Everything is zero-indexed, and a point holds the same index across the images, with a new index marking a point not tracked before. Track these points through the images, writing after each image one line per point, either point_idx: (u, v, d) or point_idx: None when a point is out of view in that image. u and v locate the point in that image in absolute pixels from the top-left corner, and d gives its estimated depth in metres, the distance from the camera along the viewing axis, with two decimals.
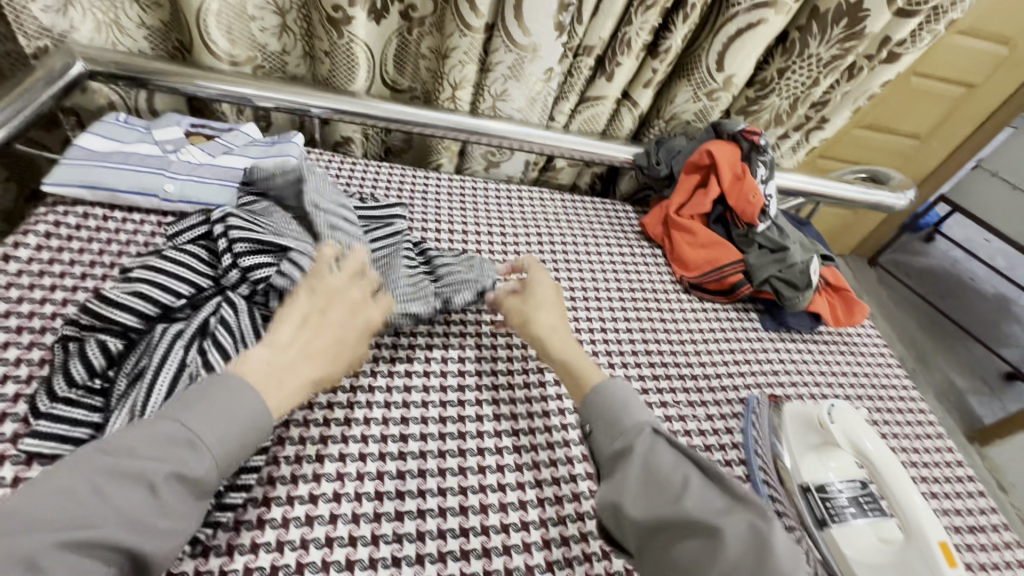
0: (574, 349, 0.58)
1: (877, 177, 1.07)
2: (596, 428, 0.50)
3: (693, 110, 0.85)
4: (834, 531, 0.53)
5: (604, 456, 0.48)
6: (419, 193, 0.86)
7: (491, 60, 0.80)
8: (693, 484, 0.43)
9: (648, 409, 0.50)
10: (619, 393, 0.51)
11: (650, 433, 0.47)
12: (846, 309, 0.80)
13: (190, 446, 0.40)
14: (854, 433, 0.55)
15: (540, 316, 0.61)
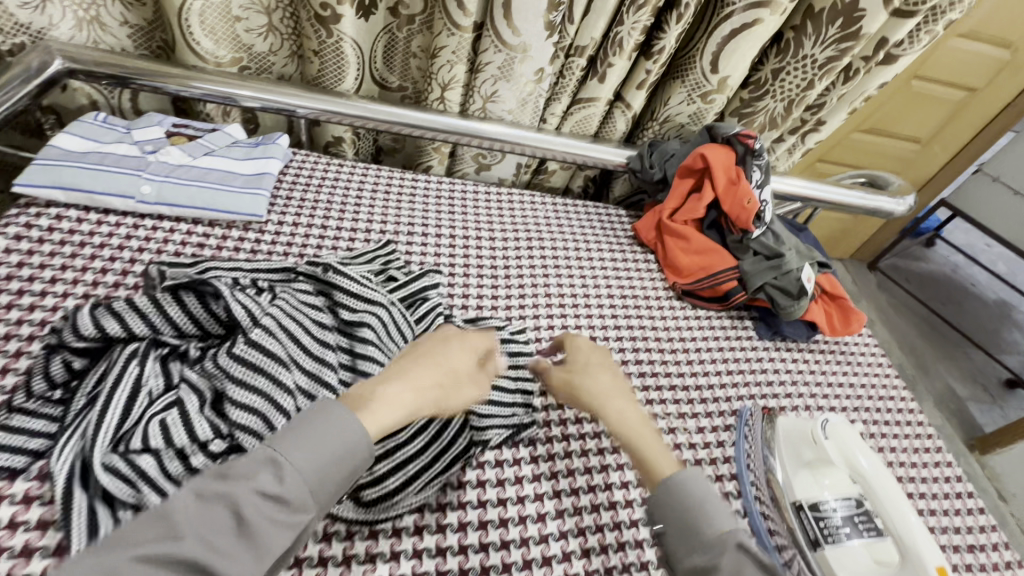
0: (636, 419, 0.53)
1: (876, 182, 1.05)
2: (669, 531, 0.45)
3: (687, 113, 0.83)
4: (827, 551, 0.51)
5: (682, 567, 0.43)
6: (406, 195, 0.84)
7: (480, 60, 0.78)
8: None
9: (732, 513, 0.44)
10: (692, 485, 0.46)
11: (734, 548, 0.41)
12: (843, 319, 0.77)
13: (289, 484, 0.37)
14: (850, 452, 0.52)
15: (608, 392, 0.56)
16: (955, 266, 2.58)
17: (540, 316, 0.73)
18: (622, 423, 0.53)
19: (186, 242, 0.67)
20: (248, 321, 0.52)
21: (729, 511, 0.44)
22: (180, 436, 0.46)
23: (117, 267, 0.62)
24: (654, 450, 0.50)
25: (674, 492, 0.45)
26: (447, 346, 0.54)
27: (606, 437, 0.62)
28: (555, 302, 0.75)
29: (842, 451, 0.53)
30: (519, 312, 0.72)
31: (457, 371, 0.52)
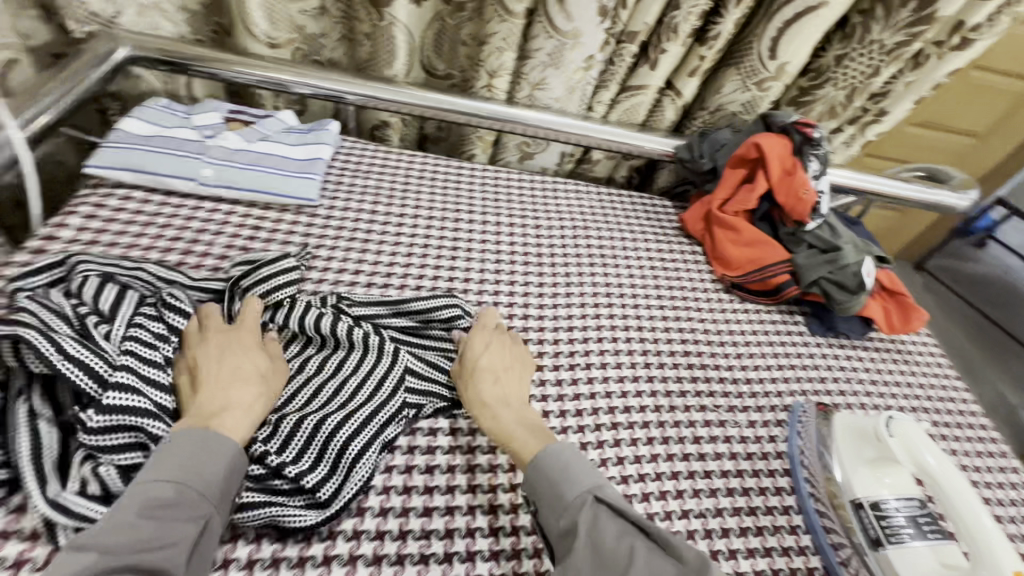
0: (507, 419, 0.53)
1: (935, 175, 1.01)
2: (541, 505, 0.46)
3: (741, 101, 0.81)
4: (889, 552, 0.49)
5: (553, 534, 0.44)
6: (452, 183, 0.84)
7: (531, 46, 0.77)
8: (639, 554, 0.39)
9: (592, 471, 0.47)
10: (563, 454, 0.48)
11: (592, 502, 0.44)
12: (903, 314, 0.74)
13: (175, 509, 0.40)
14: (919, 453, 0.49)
15: (493, 370, 0.57)
16: (1009, 268, 2.46)
17: (585, 304, 0.72)
18: (489, 403, 0.55)
19: (243, 224, 0.69)
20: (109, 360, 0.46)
21: (593, 471, 0.47)
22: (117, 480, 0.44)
23: (181, 246, 0.64)
24: (524, 426, 0.53)
25: (535, 466, 0.48)
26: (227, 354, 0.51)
27: (656, 428, 0.61)
28: (600, 292, 0.75)
29: (907, 448, 0.51)
30: (566, 300, 0.72)
31: (260, 370, 0.52)
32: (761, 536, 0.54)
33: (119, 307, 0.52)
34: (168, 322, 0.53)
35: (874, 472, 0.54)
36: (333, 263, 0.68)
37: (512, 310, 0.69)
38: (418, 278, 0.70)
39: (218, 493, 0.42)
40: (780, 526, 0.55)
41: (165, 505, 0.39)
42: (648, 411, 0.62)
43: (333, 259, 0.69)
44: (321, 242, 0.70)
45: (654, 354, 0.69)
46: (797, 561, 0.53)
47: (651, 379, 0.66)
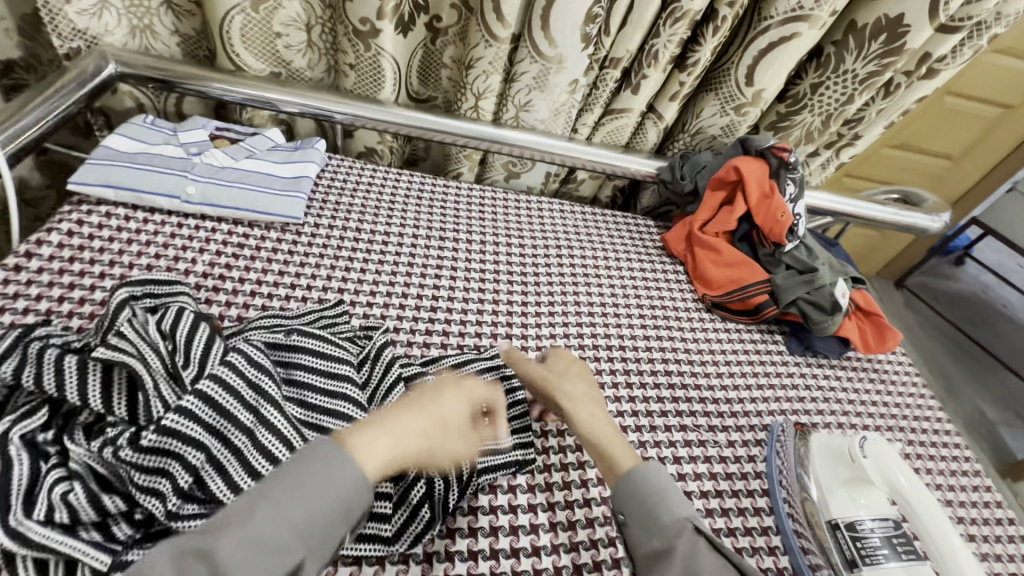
0: (607, 431, 0.54)
1: (910, 198, 1.04)
2: (630, 520, 0.47)
3: (720, 125, 0.84)
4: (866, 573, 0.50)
5: (640, 552, 0.46)
6: (438, 201, 0.85)
7: (516, 70, 0.79)
8: None
9: (687, 499, 0.48)
10: (654, 478, 0.48)
11: (692, 531, 0.45)
12: (877, 335, 0.76)
13: (278, 555, 0.35)
14: (889, 470, 0.51)
15: (571, 387, 0.58)
16: (986, 286, 2.52)
17: (569, 323, 0.73)
18: (579, 403, 0.56)
19: (227, 242, 0.69)
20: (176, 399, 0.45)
21: (687, 501, 0.48)
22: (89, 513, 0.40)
23: (163, 263, 0.64)
24: (614, 442, 0.52)
25: (633, 480, 0.48)
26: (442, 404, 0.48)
27: (636, 448, 0.61)
28: (584, 312, 0.75)
29: (880, 467, 0.52)
30: (549, 318, 0.73)
31: (468, 453, 0.49)
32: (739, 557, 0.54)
33: (194, 338, 0.50)
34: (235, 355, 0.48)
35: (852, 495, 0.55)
36: (318, 280, 0.68)
37: (494, 329, 0.70)
38: (402, 296, 0.70)
39: (323, 539, 0.38)
40: (758, 546, 0.56)
41: (273, 548, 0.35)
42: (631, 430, 0.62)
43: (318, 276, 0.69)
44: (305, 260, 0.70)
45: (637, 373, 0.69)
46: None
47: (632, 398, 0.66)
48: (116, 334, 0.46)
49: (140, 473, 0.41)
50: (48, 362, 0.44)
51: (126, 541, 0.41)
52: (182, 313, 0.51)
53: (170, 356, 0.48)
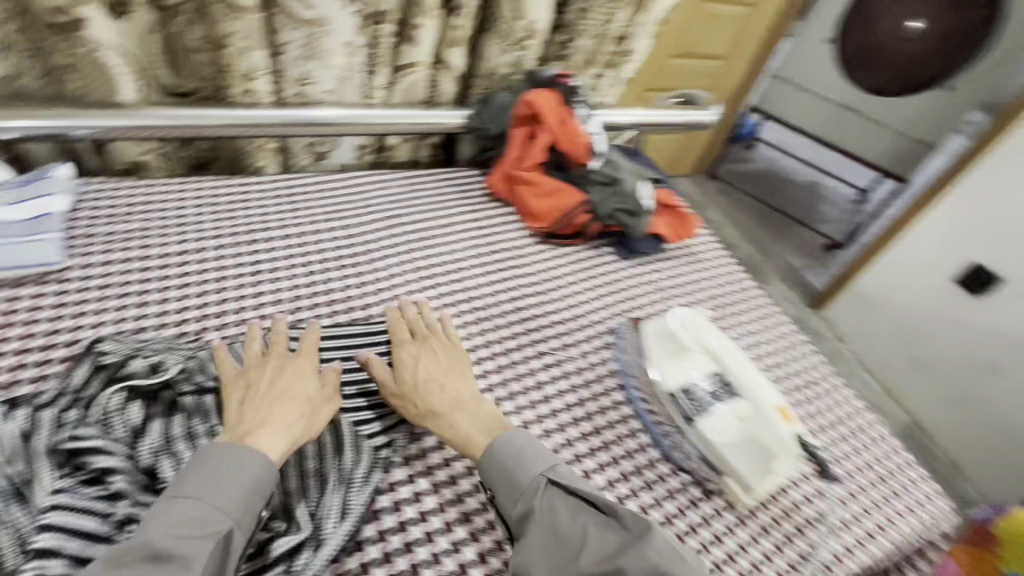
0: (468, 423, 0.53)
1: (688, 100, 1.18)
2: (497, 492, 0.49)
3: (508, 62, 0.85)
4: (700, 422, 0.58)
5: (511, 519, 0.48)
6: (236, 203, 0.76)
7: (278, 42, 0.72)
8: (591, 536, 0.45)
9: (546, 455, 0.51)
10: (515, 444, 0.51)
11: (546, 487, 0.48)
12: (682, 223, 0.86)
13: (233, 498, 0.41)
14: (703, 336, 0.62)
15: (432, 373, 0.57)
16: (771, 161, 3.01)
17: (411, 291, 0.71)
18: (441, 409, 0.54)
19: None
20: None
21: (545, 453, 0.51)
22: None
23: None
24: (479, 427, 0.53)
25: (501, 451, 0.50)
26: (283, 373, 0.52)
27: (501, 387, 0.63)
28: (424, 275, 0.74)
29: (697, 337, 0.63)
30: (391, 291, 0.70)
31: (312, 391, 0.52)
32: (609, 449, 0.60)
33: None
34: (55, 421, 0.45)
35: (675, 362, 0.63)
36: (103, 324, 0.58)
37: (333, 316, 0.66)
38: (217, 315, 0.62)
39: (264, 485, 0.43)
40: (623, 434, 0.61)
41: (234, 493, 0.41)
42: (492, 372, 0.64)
43: (102, 322, 0.58)
44: (81, 309, 0.58)
45: (490, 318, 0.71)
46: (642, 458, 0.60)
47: (489, 342, 0.68)
48: None
49: None
50: None
51: None
52: None
53: None
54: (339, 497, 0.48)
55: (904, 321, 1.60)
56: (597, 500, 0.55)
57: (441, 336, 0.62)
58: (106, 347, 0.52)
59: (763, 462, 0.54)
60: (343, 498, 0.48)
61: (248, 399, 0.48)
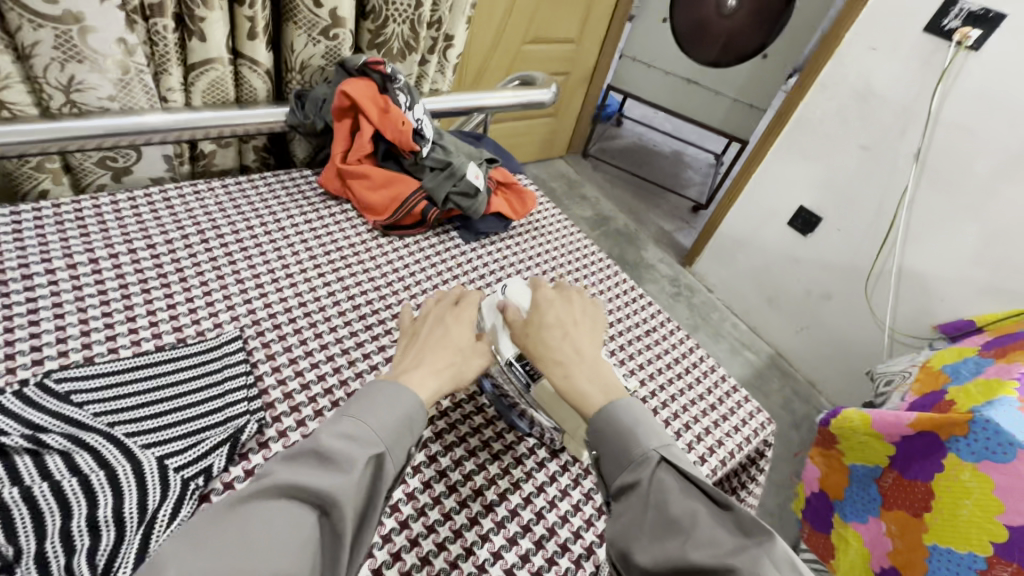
0: (594, 373, 0.54)
1: (526, 81, 1.21)
2: (603, 453, 0.49)
3: (320, 54, 0.82)
4: (536, 390, 0.58)
5: (614, 487, 0.47)
6: (6, 236, 0.65)
7: (25, 44, 0.62)
8: (704, 520, 0.42)
9: (659, 429, 0.49)
10: (630, 412, 0.50)
11: (660, 462, 0.46)
12: (521, 200, 0.89)
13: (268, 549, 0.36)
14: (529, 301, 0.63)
15: (562, 319, 0.59)
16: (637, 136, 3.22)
17: (234, 306, 0.67)
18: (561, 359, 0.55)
19: None
20: None
21: (658, 430, 0.49)
22: None
23: None
24: (592, 382, 0.53)
25: (617, 408, 0.50)
26: (435, 338, 0.56)
27: (338, 388, 0.62)
28: (251, 286, 0.69)
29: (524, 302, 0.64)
30: (210, 309, 0.65)
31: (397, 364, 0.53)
32: (454, 429, 0.62)
33: None
34: None
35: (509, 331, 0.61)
36: None
37: (137, 346, 0.59)
38: None
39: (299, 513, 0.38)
40: (468, 413, 0.64)
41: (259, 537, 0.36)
42: (330, 375, 0.63)
43: None
44: None
45: (325, 320, 0.68)
46: (488, 432, 0.63)
47: (325, 345, 0.66)
48: None
49: None
50: None
51: None
52: None
53: None
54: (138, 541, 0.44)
55: (757, 268, 1.79)
56: (442, 482, 0.56)
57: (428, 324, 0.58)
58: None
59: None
60: (143, 543, 0.44)
61: (413, 353, 0.54)
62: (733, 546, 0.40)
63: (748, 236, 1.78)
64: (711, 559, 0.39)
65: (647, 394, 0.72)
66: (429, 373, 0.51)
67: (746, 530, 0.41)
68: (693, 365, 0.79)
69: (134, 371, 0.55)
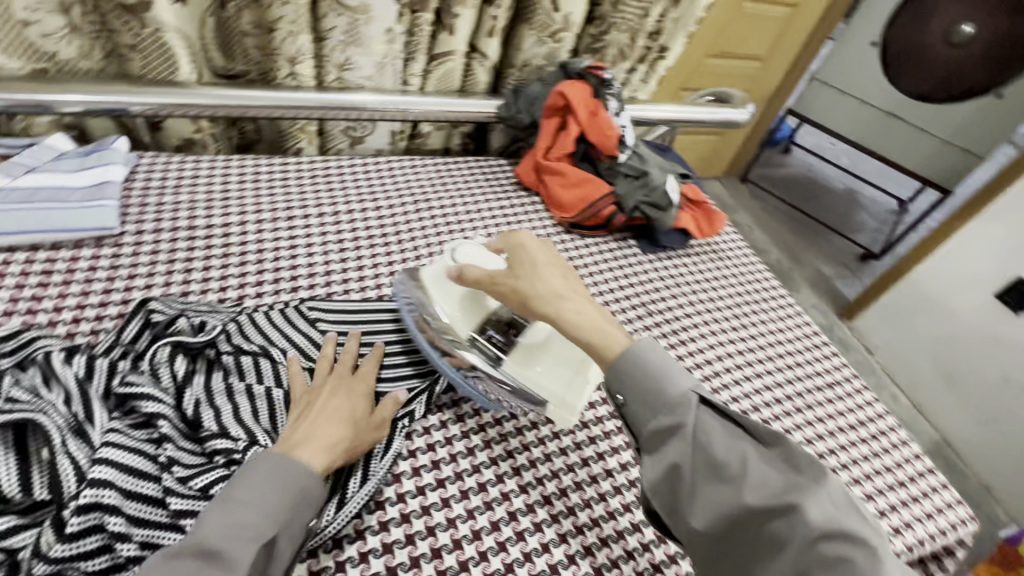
0: (588, 321, 0.49)
1: (721, 98, 1.17)
2: (629, 401, 0.46)
3: (542, 54, 0.87)
4: (507, 360, 0.57)
5: (644, 433, 0.45)
6: (277, 181, 0.80)
7: (324, 27, 0.75)
8: (752, 464, 0.41)
9: (687, 371, 0.46)
10: (653, 356, 0.46)
11: (698, 405, 0.44)
12: (708, 220, 0.87)
13: None
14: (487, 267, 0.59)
15: (550, 263, 0.55)
16: (807, 167, 2.93)
17: None
18: (552, 296, 0.51)
19: (27, 271, 0.60)
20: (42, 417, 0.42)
21: (684, 369, 0.46)
22: None
23: None
24: (585, 319, 0.50)
25: (633, 355, 0.46)
26: (335, 394, 0.51)
27: None
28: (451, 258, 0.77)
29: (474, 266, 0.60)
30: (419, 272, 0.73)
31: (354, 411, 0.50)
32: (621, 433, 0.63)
33: (48, 374, 0.46)
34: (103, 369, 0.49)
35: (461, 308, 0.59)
36: (153, 288, 0.62)
37: (364, 292, 0.69)
38: (257, 284, 0.66)
39: None
40: None
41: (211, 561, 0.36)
42: None
43: (153, 285, 0.62)
44: (133, 272, 0.63)
45: None
46: None
47: None
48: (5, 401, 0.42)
49: (43, 564, 0.37)
50: None
51: None
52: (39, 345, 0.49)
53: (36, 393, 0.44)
54: (360, 462, 0.51)
55: (939, 333, 1.53)
56: (608, 481, 0.58)
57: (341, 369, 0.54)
58: (158, 307, 0.55)
59: (575, 377, 0.56)
60: (365, 464, 0.51)
61: (304, 412, 0.48)
62: (793, 482, 0.39)
63: (946, 297, 1.50)
64: (771, 502, 0.39)
65: (820, 451, 0.67)
66: (338, 436, 0.47)
67: (817, 477, 0.39)
68: (878, 433, 0.71)
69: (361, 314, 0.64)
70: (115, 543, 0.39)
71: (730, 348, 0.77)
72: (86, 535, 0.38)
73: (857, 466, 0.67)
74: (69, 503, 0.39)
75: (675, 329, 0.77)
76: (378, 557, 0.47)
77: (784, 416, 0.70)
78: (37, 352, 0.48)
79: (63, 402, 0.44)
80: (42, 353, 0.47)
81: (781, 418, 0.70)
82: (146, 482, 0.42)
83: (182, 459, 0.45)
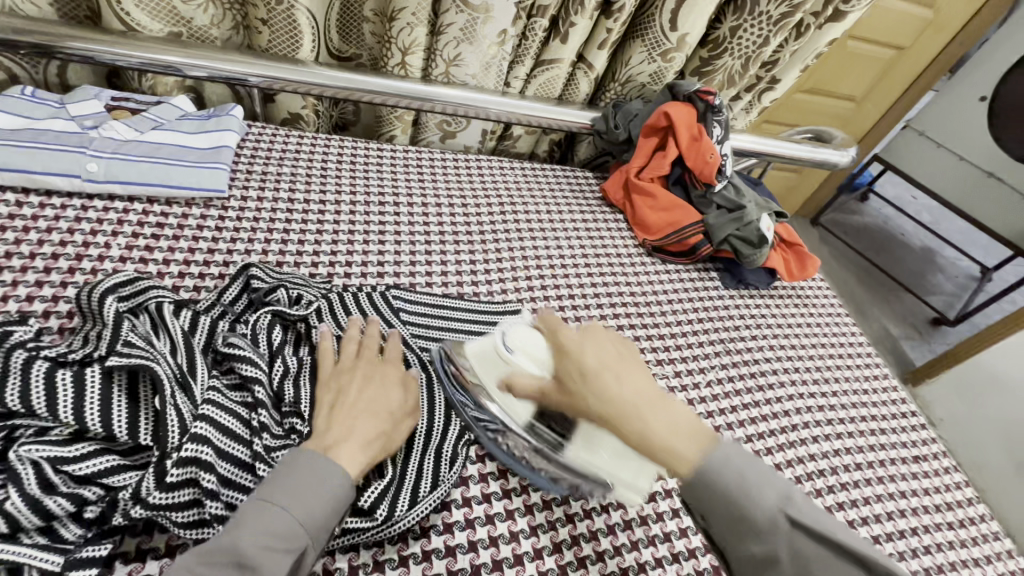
0: (667, 420, 0.41)
1: (821, 136, 1.11)
2: (710, 521, 0.38)
3: (648, 72, 0.86)
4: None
5: (735, 556, 0.38)
6: (373, 166, 0.82)
7: (441, 22, 0.76)
8: (789, 552, 0.35)
9: (781, 482, 0.38)
10: (720, 467, 0.38)
11: (786, 527, 0.36)
12: (799, 263, 0.84)
13: None
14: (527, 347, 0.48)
15: (606, 362, 0.44)
16: (885, 218, 2.77)
17: (518, 278, 0.74)
18: (623, 409, 0.41)
19: (143, 222, 0.63)
20: (158, 364, 0.44)
21: (774, 477, 0.38)
22: (25, 512, 0.37)
23: (70, 250, 0.58)
24: (676, 430, 0.40)
25: (702, 474, 0.38)
26: (369, 385, 0.49)
27: None
28: (532, 265, 0.76)
29: (525, 351, 0.49)
30: (499, 274, 0.73)
31: (391, 408, 0.48)
32: None
33: (162, 324, 0.48)
34: (206, 328, 0.51)
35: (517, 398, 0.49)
36: (252, 254, 0.64)
37: (445, 287, 0.69)
38: (347, 265, 0.67)
39: None
40: None
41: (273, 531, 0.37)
42: None
43: (252, 251, 0.64)
44: (236, 235, 0.65)
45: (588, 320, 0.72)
46: None
47: None
48: (125, 344, 0.43)
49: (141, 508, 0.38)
50: (34, 372, 0.40)
51: (78, 540, 0.38)
52: (153, 293, 0.51)
53: (150, 341, 0.46)
54: (431, 466, 0.50)
55: (1008, 419, 1.35)
56: (675, 522, 0.55)
57: (372, 356, 0.52)
58: (258, 274, 0.57)
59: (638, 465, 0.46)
60: (436, 470, 0.50)
61: (337, 402, 0.47)
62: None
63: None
64: (795, 570, 0.35)
65: (901, 529, 0.62)
66: (374, 439, 0.45)
67: (787, 492, 0.38)
68: (968, 521, 0.66)
69: (442, 309, 0.65)
70: (205, 499, 0.40)
71: (811, 401, 0.72)
72: (182, 486, 0.40)
73: (941, 554, 0.61)
74: (171, 454, 0.40)
75: (753, 372, 0.73)
76: (440, 558, 0.47)
77: (866, 485, 0.65)
78: (152, 301, 0.50)
79: (170, 353, 0.46)
80: (158, 302, 0.50)
81: (861, 486, 0.65)
82: (238, 446, 0.44)
83: (271, 427, 0.46)
